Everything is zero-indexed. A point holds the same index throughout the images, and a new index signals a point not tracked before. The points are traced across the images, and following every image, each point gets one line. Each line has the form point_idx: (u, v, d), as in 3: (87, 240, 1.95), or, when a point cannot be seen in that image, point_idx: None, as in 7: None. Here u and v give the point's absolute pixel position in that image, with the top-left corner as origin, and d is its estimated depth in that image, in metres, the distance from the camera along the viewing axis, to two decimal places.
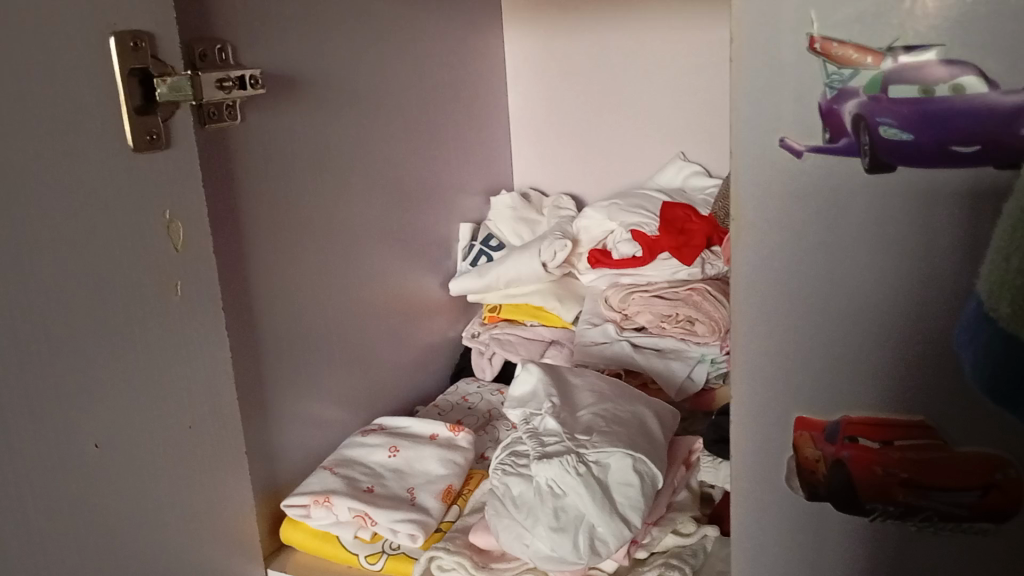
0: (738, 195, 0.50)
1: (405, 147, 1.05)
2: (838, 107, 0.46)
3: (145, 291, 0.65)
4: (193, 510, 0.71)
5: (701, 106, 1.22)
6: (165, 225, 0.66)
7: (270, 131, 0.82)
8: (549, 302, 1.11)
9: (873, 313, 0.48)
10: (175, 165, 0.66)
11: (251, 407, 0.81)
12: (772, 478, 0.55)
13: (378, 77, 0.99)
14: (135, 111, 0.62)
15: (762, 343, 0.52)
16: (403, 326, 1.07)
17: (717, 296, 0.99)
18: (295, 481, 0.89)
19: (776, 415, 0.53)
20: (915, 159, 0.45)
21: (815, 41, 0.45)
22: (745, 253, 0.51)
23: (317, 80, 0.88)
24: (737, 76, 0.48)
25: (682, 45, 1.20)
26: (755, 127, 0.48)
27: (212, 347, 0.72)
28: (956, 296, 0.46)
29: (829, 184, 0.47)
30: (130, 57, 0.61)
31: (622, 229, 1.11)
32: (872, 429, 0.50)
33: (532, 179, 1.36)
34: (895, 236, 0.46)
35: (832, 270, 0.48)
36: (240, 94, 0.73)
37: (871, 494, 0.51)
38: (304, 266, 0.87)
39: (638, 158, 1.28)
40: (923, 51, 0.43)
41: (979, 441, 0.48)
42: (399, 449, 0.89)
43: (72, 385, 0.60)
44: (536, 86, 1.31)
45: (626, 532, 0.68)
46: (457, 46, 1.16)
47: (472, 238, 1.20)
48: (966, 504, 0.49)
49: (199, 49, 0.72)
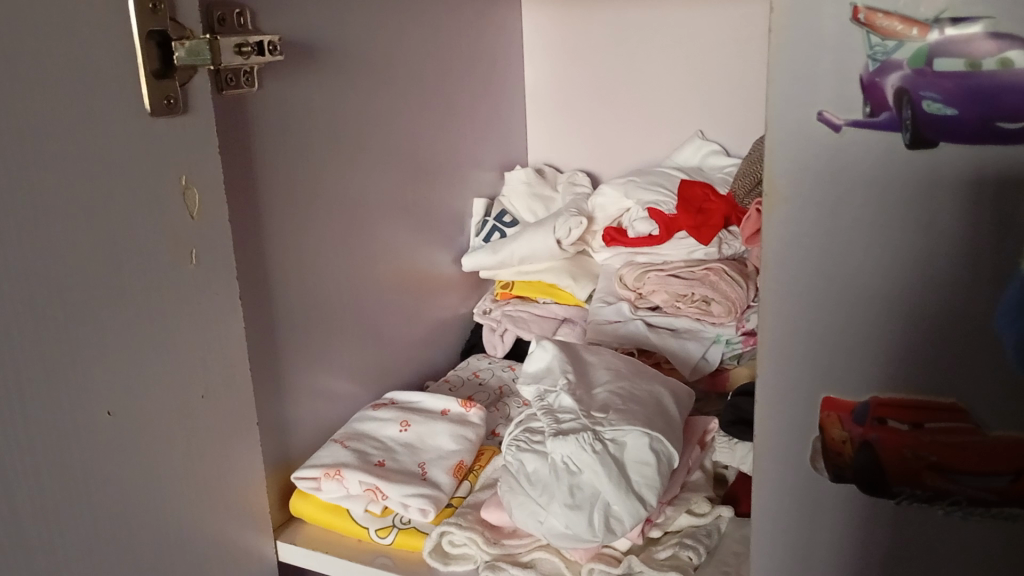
0: (773, 169, 0.48)
1: (421, 119, 1.03)
2: (880, 80, 0.44)
3: (161, 257, 0.64)
4: (203, 479, 0.71)
5: (721, 85, 1.20)
6: (180, 190, 0.65)
7: (288, 99, 0.80)
8: (562, 280, 1.11)
9: (909, 292, 0.47)
10: (191, 130, 0.65)
11: (263, 378, 0.80)
12: (796, 460, 0.54)
13: (396, 47, 0.97)
14: (152, 75, 0.61)
15: (791, 322, 0.51)
16: (415, 301, 1.06)
17: (734, 276, 0.98)
18: (305, 454, 0.88)
19: (803, 395, 0.52)
20: (958, 135, 0.44)
21: (858, 11, 0.44)
22: (778, 230, 0.49)
23: (335, 49, 0.87)
24: (774, 48, 0.46)
25: (704, 24, 1.19)
26: (794, 100, 0.47)
27: (225, 315, 0.71)
28: (996, 275, 0.45)
29: (867, 159, 0.46)
30: (148, 18, 0.60)
31: (638, 207, 1.10)
32: (901, 411, 0.49)
33: (547, 156, 1.35)
34: (935, 215, 0.45)
35: (868, 247, 0.47)
36: (259, 60, 0.71)
37: (899, 477, 0.50)
38: (319, 237, 0.86)
39: (656, 136, 1.27)
40: (970, 24, 0.42)
41: (1014, 422, 0.47)
42: (410, 423, 0.88)
43: (89, 351, 0.59)
44: (553, 62, 1.30)
45: (642, 512, 0.68)
46: (474, 19, 1.14)
47: (485, 214, 1.18)
48: (996, 489, 0.49)
49: (218, 13, 0.70)
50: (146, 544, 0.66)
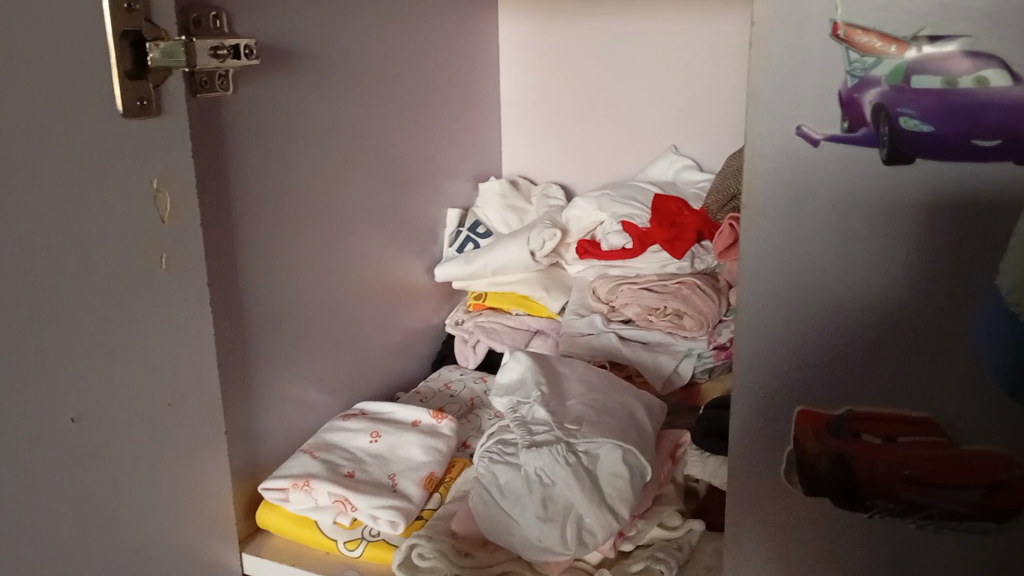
0: (751, 182, 0.49)
1: (397, 127, 1.03)
2: (858, 96, 0.45)
3: (133, 261, 0.63)
4: (170, 486, 0.69)
5: (697, 100, 1.21)
6: (153, 194, 0.64)
7: (264, 104, 0.80)
8: (535, 291, 1.10)
9: (885, 306, 0.48)
10: (165, 133, 0.64)
11: (232, 386, 0.79)
12: (772, 474, 0.54)
13: (373, 55, 0.97)
14: (126, 76, 0.60)
15: (768, 335, 0.51)
16: (388, 310, 1.05)
17: (705, 290, 0.99)
18: (274, 464, 0.87)
19: (779, 409, 0.52)
20: (933, 151, 0.44)
21: (838, 28, 0.44)
22: (756, 243, 0.50)
23: (312, 54, 0.86)
24: (756, 63, 0.47)
25: (679, 40, 1.20)
26: (774, 115, 0.47)
27: (197, 321, 0.70)
28: (970, 290, 0.46)
29: (845, 174, 0.46)
30: (124, 19, 0.59)
31: (612, 220, 1.10)
32: (876, 425, 0.50)
33: (521, 168, 1.35)
34: (911, 230, 0.46)
35: (845, 260, 0.48)
36: (235, 64, 0.70)
37: (873, 490, 0.51)
38: (292, 243, 0.85)
39: (631, 149, 1.28)
40: (947, 43, 0.42)
41: (987, 435, 0.48)
42: (381, 435, 0.87)
43: (56, 356, 0.58)
44: (529, 73, 1.30)
45: (614, 525, 0.68)
46: (452, 29, 1.14)
47: (459, 225, 1.19)
48: (969, 502, 0.49)
49: (194, 15, 0.69)
50: (110, 553, 0.64)
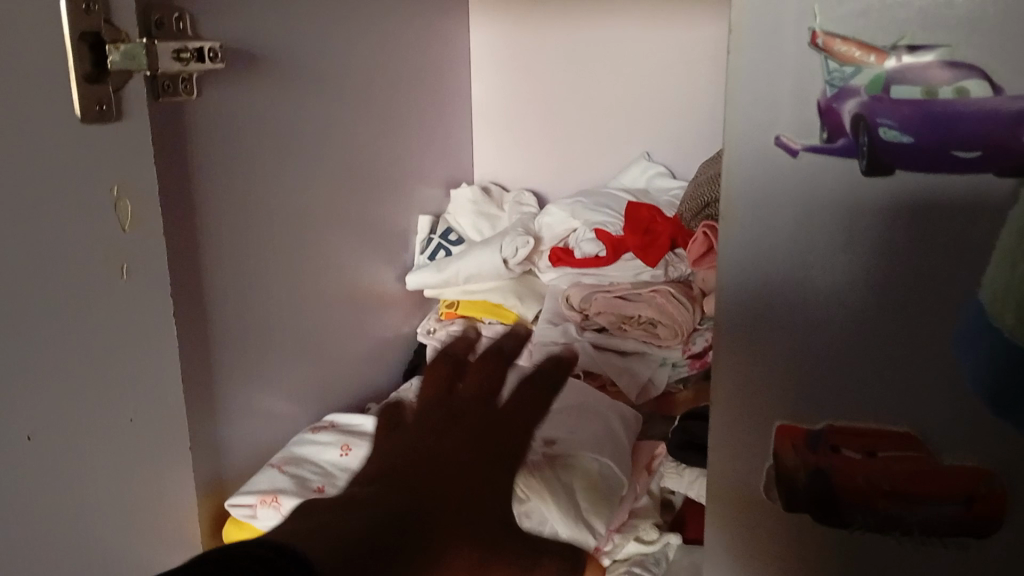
0: (729, 193, 0.48)
1: (366, 133, 1.01)
2: (837, 106, 0.44)
3: (91, 272, 0.60)
4: (131, 504, 0.67)
5: (668, 107, 1.21)
6: (113, 202, 0.62)
7: (229, 109, 0.78)
8: (508, 300, 1.08)
9: (865, 318, 0.47)
10: (125, 139, 0.62)
11: (197, 399, 0.77)
12: (750, 489, 0.53)
13: (341, 59, 0.95)
14: (85, 80, 0.57)
15: (746, 348, 0.50)
16: (358, 319, 1.03)
17: (679, 298, 0.97)
18: (240, 479, 0.85)
19: (757, 423, 0.51)
20: (913, 162, 0.43)
21: (816, 36, 0.44)
22: (733, 256, 0.49)
23: (278, 58, 0.84)
24: (733, 71, 0.46)
25: (651, 46, 1.19)
26: (752, 125, 0.46)
27: (160, 333, 0.68)
28: (950, 302, 0.45)
29: (824, 185, 0.46)
30: (82, 21, 0.57)
31: (586, 228, 1.09)
32: (856, 439, 0.49)
33: (492, 174, 1.34)
34: (890, 242, 0.45)
35: (824, 273, 0.47)
36: (199, 68, 0.68)
37: (853, 505, 0.50)
38: (258, 252, 0.83)
39: (604, 155, 1.27)
40: (926, 52, 0.42)
41: (970, 449, 0.47)
42: (351, 448, 0.85)
43: (10, 372, 0.55)
44: (499, 78, 1.29)
45: (589, 541, 0.66)
46: (422, 33, 1.13)
47: (430, 232, 1.17)
48: (949, 517, 0.49)
49: (156, 17, 0.67)
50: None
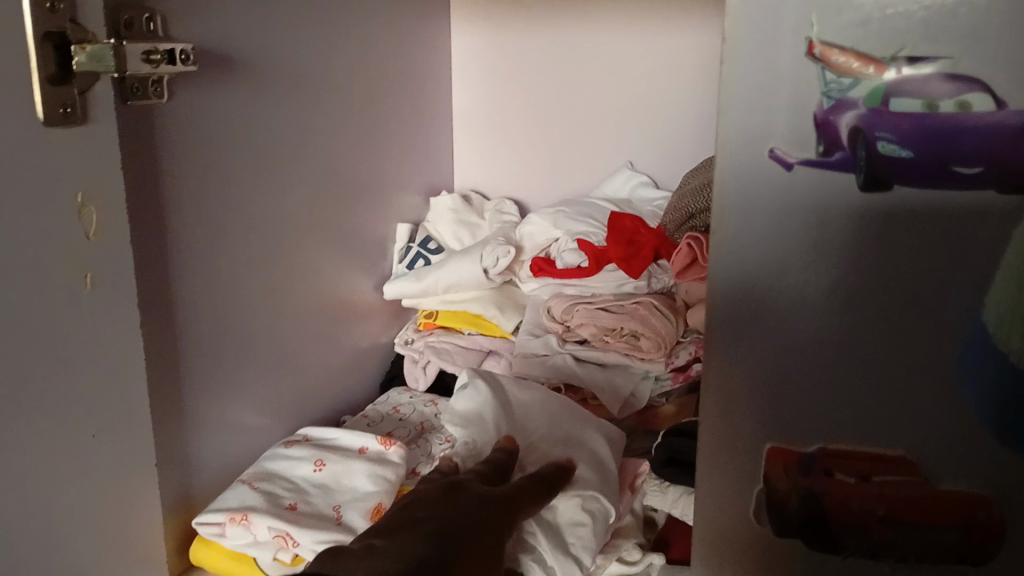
0: (721, 206, 0.46)
1: (344, 138, 0.99)
2: (834, 118, 0.42)
3: (54, 282, 0.58)
4: (94, 524, 0.64)
5: (652, 116, 1.20)
6: (76, 209, 0.59)
7: (202, 113, 0.75)
8: (489, 310, 1.06)
9: (860, 338, 0.45)
10: (91, 143, 0.59)
11: (165, 413, 0.74)
12: (739, 513, 0.51)
13: (319, 63, 0.93)
14: (48, 81, 0.55)
15: (737, 367, 0.48)
16: (334, 329, 1.01)
17: (663, 310, 0.96)
18: (209, 495, 0.82)
19: (748, 445, 0.50)
20: (912, 178, 0.42)
21: (814, 46, 0.42)
22: (725, 272, 0.47)
23: (254, 61, 0.82)
24: (727, 80, 0.44)
25: (634, 54, 1.18)
26: (746, 137, 0.44)
27: (128, 345, 0.65)
28: (949, 322, 0.44)
29: (819, 201, 0.44)
30: (46, 19, 0.54)
31: (568, 237, 1.07)
32: (849, 463, 0.48)
33: (473, 181, 1.32)
34: (887, 261, 0.44)
35: (819, 291, 0.45)
36: (170, 70, 0.66)
37: (846, 530, 0.48)
38: (231, 260, 0.81)
39: (586, 164, 1.25)
40: (927, 64, 0.40)
41: (967, 476, 0.46)
42: (325, 462, 0.82)
43: None
44: (481, 84, 1.27)
45: (576, 573, 0.65)
46: (402, 38, 1.11)
47: (409, 240, 1.15)
48: (944, 544, 0.47)
49: (125, 17, 0.64)
50: None
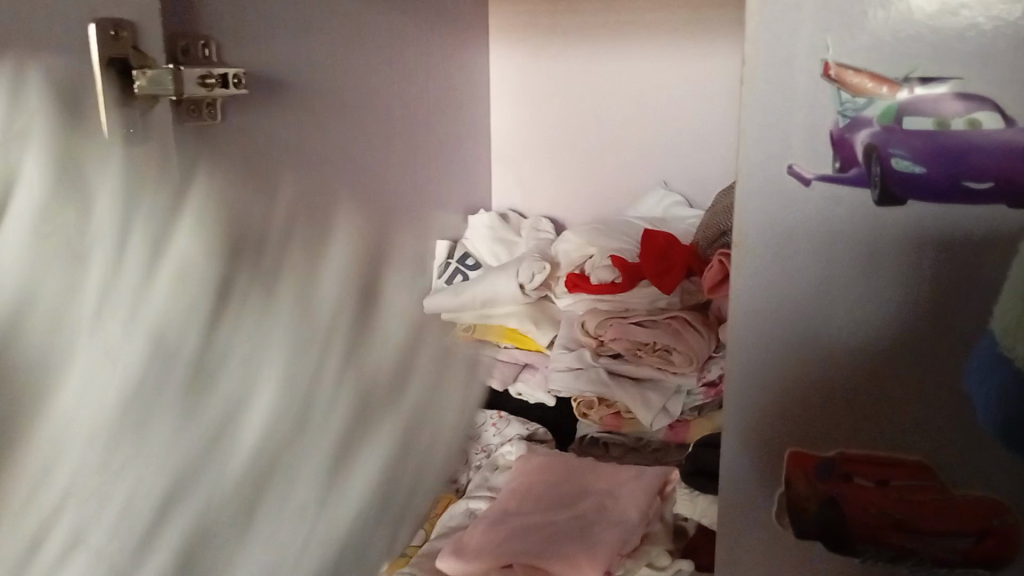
0: (741, 219, 0.48)
1: (385, 158, 1.03)
2: (850, 136, 0.44)
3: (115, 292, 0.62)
4: None
5: (684, 139, 1.22)
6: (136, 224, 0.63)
7: (250, 133, 0.79)
8: (525, 325, 1.09)
9: (875, 346, 0.47)
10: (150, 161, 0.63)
11: None
12: (763, 515, 0.53)
13: (362, 88, 0.97)
14: (112, 103, 0.60)
15: (757, 375, 0.50)
16: None
17: (696, 326, 0.97)
18: None
19: (769, 449, 0.52)
20: (926, 193, 0.44)
21: (829, 67, 0.44)
22: (745, 283, 0.49)
23: (298, 85, 0.86)
24: (746, 101, 0.46)
25: (665, 77, 1.20)
26: (764, 154, 0.47)
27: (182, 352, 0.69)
28: (964, 331, 0.45)
29: (835, 216, 0.46)
30: (110, 46, 0.59)
31: (601, 254, 1.08)
32: (869, 468, 0.49)
33: (510, 201, 1.35)
34: (901, 272, 0.46)
35: (836, 304, 0.47)
36: (222, 93, 0.70)
37: (865, 532, 0.50)
38: None
39: (620, 185, 1.28)
40: (939, 84, 0.42)
41: (982, 483, 0.47)
42: (365, 468, 0.86)
43: None
44: (517, 106, 1.31)
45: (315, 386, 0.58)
46: (442, 61, 1.15)
47: (449, 256, 1.18)
48: (962, 549, 0.49)
49: (183, 43, 0.68)
50: None
